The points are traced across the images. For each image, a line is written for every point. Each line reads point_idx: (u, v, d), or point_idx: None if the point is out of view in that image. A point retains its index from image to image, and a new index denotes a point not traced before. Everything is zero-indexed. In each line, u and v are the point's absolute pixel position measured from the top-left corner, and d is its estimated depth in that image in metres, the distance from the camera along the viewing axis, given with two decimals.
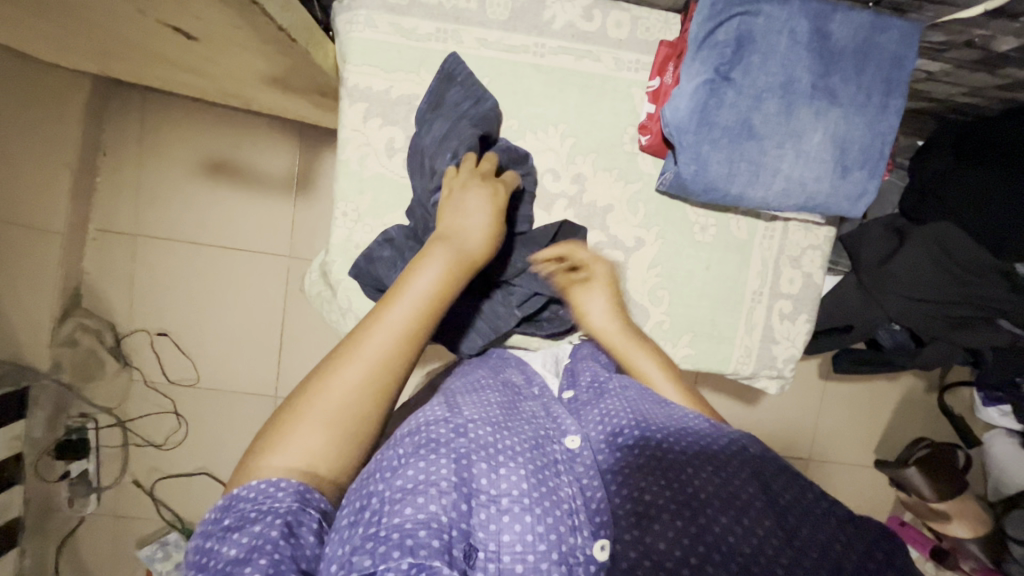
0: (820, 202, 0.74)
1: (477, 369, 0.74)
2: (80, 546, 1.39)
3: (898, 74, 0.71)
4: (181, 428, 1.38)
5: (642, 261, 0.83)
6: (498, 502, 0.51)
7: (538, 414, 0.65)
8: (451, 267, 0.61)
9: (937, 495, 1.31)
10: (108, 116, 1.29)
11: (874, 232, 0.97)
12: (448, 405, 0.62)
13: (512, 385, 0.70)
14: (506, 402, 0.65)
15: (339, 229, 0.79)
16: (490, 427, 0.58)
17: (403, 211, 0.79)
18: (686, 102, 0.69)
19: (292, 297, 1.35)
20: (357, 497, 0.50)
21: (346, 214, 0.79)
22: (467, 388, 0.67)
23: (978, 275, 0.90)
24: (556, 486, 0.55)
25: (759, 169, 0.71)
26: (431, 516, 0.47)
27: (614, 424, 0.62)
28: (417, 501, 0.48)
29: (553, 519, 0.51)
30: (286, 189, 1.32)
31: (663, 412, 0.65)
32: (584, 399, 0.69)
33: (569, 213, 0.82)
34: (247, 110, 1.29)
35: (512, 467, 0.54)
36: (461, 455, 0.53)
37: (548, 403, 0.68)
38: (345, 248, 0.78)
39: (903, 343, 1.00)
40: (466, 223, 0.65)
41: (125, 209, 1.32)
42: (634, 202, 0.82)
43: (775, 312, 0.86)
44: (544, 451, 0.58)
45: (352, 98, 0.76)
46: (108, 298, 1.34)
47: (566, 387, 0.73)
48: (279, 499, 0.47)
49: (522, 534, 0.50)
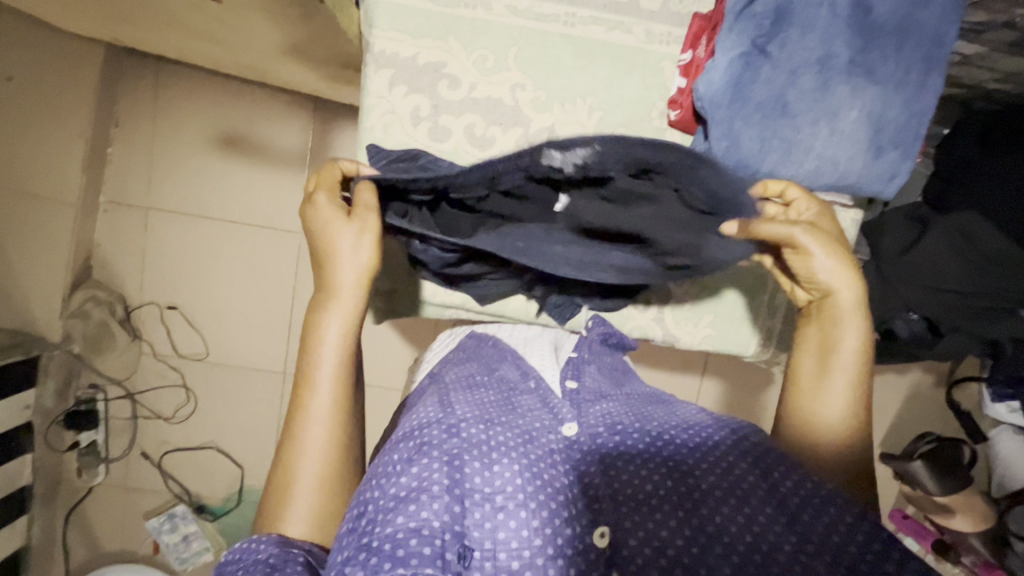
0: (852, 181, 0.72)
1: (471, 363, 0.73)
2: (89, 516, 1.40)
3: (938, 53, 0.69)
4: (190, 402, 1.38)
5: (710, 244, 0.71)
6: (492, 500, 0.51)
7: (536, 405, 0.65)
8: (342, 311, 0.62)
9: (941, 488, 1.33)
10: (122, 86, 1.28)
11: (896, 222, 0.96)
12: (440, 404, 0.61)
13: (507, 380, 0.69)
14: (502, 398, 0.64)
15: None
16: (482, 424, 0.57)
17: None
18: (721, 74, 0.68)
19: (303, 274, 1.35)
20: (355, 503, 0.51)
21: None
22: (462, 384, 0.67)
23: (1000, 263, 0.88)
24: (551, 478, 0.54)
25: (792, 147, 0.70)
26: (423, 523, 0.47)
27: (612, 419, 0.63)
28: (409, 509, 0.48)
29: (548, 512, 0.51)
30: (300, 162, 1.31)
31: (665, 413, 0.66)
32: (586, 395, 0.67)
33: None
34: (260, 83, 1.28)
35: (505, 464, 0.54)
36: (453, 457, 0.53)
37: (545, 393, 0.67)
38: None
39: (919, 333, 0.96)
40: (338, 261, 0.62)
41: (138, 180, 1.31)
42: None
43: None
44: (539, 443, 0.58)
45: (378, 64, 0.75)
46: (118, 270, 1.33)
47: (568, 376, 0.72)
48: (260, 549, 0.50)
49: (517, 531, 0.50)
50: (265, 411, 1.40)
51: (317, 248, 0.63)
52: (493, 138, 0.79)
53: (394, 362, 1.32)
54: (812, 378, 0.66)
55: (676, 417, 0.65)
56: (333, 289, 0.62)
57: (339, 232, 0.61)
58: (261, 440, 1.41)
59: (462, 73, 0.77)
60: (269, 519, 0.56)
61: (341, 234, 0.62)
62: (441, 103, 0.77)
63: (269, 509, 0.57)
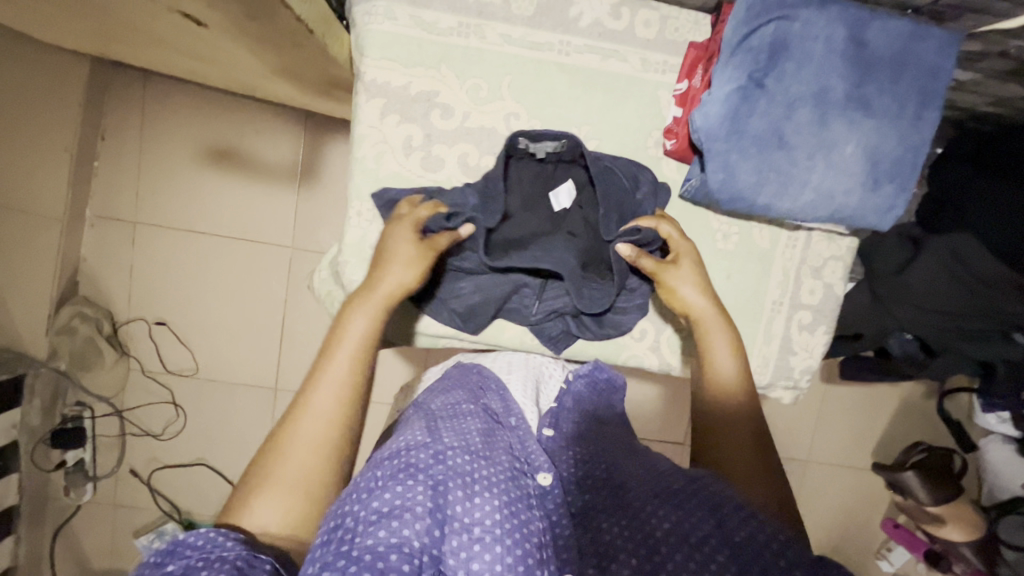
0: (848, 214, 0.73)
1: (458, 390, 0.73)
2: (77, 535, 1.38)
3: (935, 86, 0.69)
4: (179, 419, 1.36)
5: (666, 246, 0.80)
6: (470, 531, 0.51)
7: (515, 445, 0.64)
8: (382, 309, 0.67)
9: (933, 499, 1.36)
10: (108, 101, 1.25)
11: (888, 242, 0.94)
12: (428, 429, 0.61)
13: (491, 412, 0.68)
14: (485, 429, 0.64)
15: (352, 230, 0.77)
16: (468, 455, 0.58)
17: None
18: (717, 109, 0.67)
19: (296, 289, 1.33)
20: (334, 515, 0.51)
21: (361, 212, 0.77)
22: (448, 412, 0.66)
23: (993, 286, 0.86)
24: (527, 519, 0.54)
25: (788, 180, 0.70)
26: (403, 540, 0.47)
27: (584, 469, 0.63)
28: (391, 524, 0.48)
29: (522, 552, 0.51)
30: (290, 178, 1.29)
31: (635, 461, 0.66)
32: (559, 440, 0.67)
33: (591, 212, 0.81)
34: (251, 99, 1.26)
35: (485, 498, 0.53)
36: (438, 482, 0.53)
37: (525, 433, 0.65)
38: (359, 248, 0.76)
39: (913, 352, 0.95)
40: (397, 261, 0.68)
41: (125, 195, 1.28)
42: None
43: (794, 323, 0.84)
44: (519, 484, 0.57)
45: (369, 93, 0.74)
46: (106, 285, 1.31)
47: (546, 424, 0.71)
48: (225, 544, 0.48)
49: (490, 564, 0.49)
50: (258, 427, 1.38)
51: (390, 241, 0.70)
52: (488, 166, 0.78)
53: (387, 380, 1.32)
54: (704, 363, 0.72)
55: (647, 466, 0.65)
56: (372, 288, 0.67)
57: (401, 243, 0.69)
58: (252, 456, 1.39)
59: (455, 102, 0.76)
60: (234, 509, 0.54)
61: (400, 246, 0.69)
62: (435, 133, 0.76)
63: (253, 473, 0.56)
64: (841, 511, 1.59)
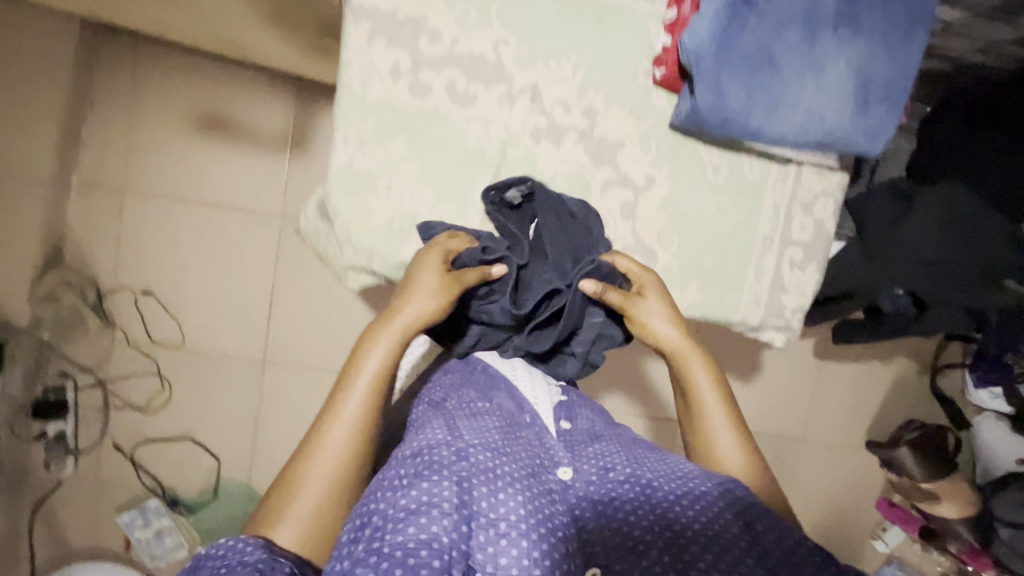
0: (839, 133, 0.77)
1: (468, 389, 0.71)
2: (57, 512, 1.34)
3: (917, 10, 0.76)
4: (164, 392, 1.33)
5: (653, 201, 0.85)
6: (496, 526, 0.52)
7: (533, 441, 0.66)
8: (402, 343, 0.67)
9: (925, 475, 1.35)
10: (97, 64, 1.23)
11: (881, 196, 0.93)
12: (448, 428, 0.62)
13: (505, 409, 0.69)
14: (503, 426, 0.66)
15: (339, 153, 0.78)
16: (489, 452, 0.59)
17: (408, 137, 0.79)
18: (707, 27, 0.71)
19: (284, 258, 1.32)
20: (358, 514, 0.53)
21: (348, 137, 0.78)
22: (464, 410, 0.67)
23: (980, 236, 0.89)
24: (552, 513, 0.56)
25: (780, 98, 0.74)
26: (433, 537, 0.49)
27: (607, 463, 0.64)
28: (420, 521, 0.50)
29: (549, 547, 0.52)
30: (280, 145, 1.28)
31: (655, 457, 0.67)
32: (575, 437, 0.71)
33: (579, 147, 0.83)
34: (241, 63, 1.25)
35: (511, 493, 0.55)
36: (462, 478, 0.55)
37: (541, 430, 0.69)
38: (345, 174, 0.78)
39: (906, 309, 0.95)
40: (420, 295, 0.68)
41: (113, 161, 1.26)
42: (646, 137, 0.83)
43: (786, 259, 0.89)
44: (541, 480, 0.60)
45: (356, 16, 0.75)
46: (90, 253, 1.28)
47: (561, 416, 0.74)
48: (248, 549, 0.52)
49: (519, 560, 0.51)
50: (246, 401, 1.36)
51: (414, 270, 0.70)
52: (476, 95, 0.79)
53: None
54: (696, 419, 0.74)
55: (667, 464, 0.66)
56: (395, 320, 0.68)
57: (427, 274, 0.70)
58: (239, 430, 1.37)
59: (444, 27, 0.77)
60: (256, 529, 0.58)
61: (426, 277, 0.70)
62: (422, 59, 0.77)
63: (273, 498, 0.59)
64: (837, 492, 1.57)
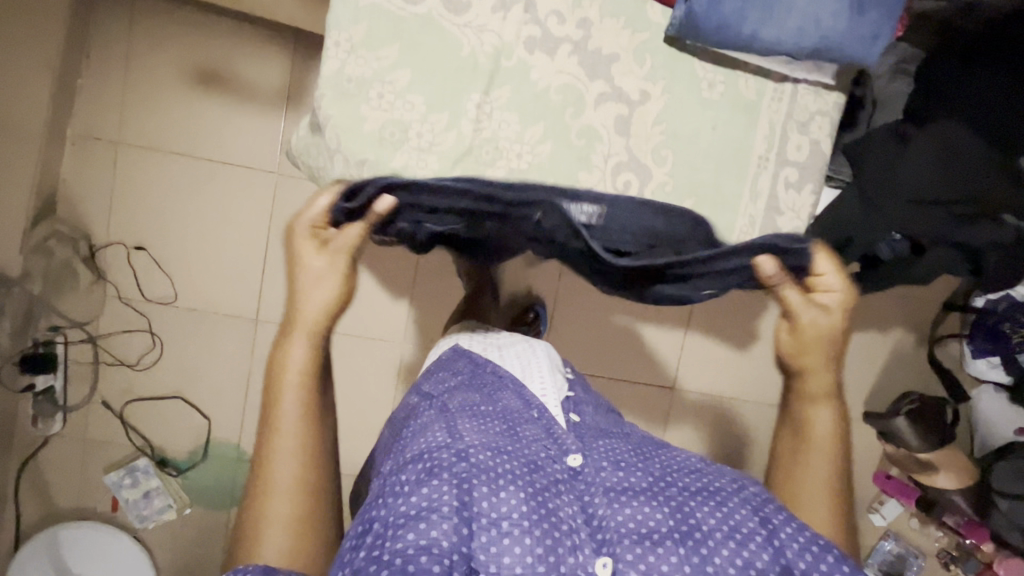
0: (835, 40, 0.75)
1: (472, 393, 0.71)
2: (44, 470, 1.33)
3: None
4: (155, 349, 1.32)
5: (646, 116, 0.84)
6: (498, 525, 0.52)
7: (540, 434, 0.65)
8: (314, 336, 0.71)
9: (923, 445, 1.34)
10: (93, 16, 1.23)
11: (878, 137, 0.93)
12: (449, 430, 0.62)
13: (510, 411, 0.68)
14: (505, 426, 0.65)
15: (331, 61, 0.78)
16: (490, 451, 0.59)
17: (398, 45, 0.78)
18: None
19: (279, 215, 1.31)
20: (362, 521, 0.55)
21: (339, 45, 0.78)
22: (466, 410, 0.67)
23: (977, 169, 0.89)
24: (556, 507, 0.56)
25: (773, 6, 0.74)
26: (432, 542, 0.50)
27: (616, 456, 0.62)
28: (419, 526, 0.51)
29: (551, 542, 0.52)
30: (277, 101, 1.28)
31: (664, 456, 0.66)
32: (586, 427, 0.69)
33: (572, 59, 0.81)
34: (238, 15, 1.25)
35: (511, 491, 0.55)
36: (462, 480, 0.55)
37: (549, 422, 0.66)
38: (336, 81, 0.78)
39: (902, 252, 0.98)
40: (318, 288, 0.71)
41: (108, 114, 1.26)
42: (640, 51, 0.82)
43: (781, 179, 0.88)
44: (545, 472, 0.59)
45: None
46: (84, 206, 1.27)
47: (569, 410, 0.72)
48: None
49: (521, 556, 0.51)
50: (238, 361, 1.35)
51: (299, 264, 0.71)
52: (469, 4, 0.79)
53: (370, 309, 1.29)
54: (799, 470, 0.72)
55: (676, 461, 0.65)
56: (299, 318, 0.71)
57: (308, 263, 0.70)
58: (231, 391, 1.35)
59: None
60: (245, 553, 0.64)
61: (315, 264, 0.71)
62: None
63: (248, 518, 0.65)
64: None
